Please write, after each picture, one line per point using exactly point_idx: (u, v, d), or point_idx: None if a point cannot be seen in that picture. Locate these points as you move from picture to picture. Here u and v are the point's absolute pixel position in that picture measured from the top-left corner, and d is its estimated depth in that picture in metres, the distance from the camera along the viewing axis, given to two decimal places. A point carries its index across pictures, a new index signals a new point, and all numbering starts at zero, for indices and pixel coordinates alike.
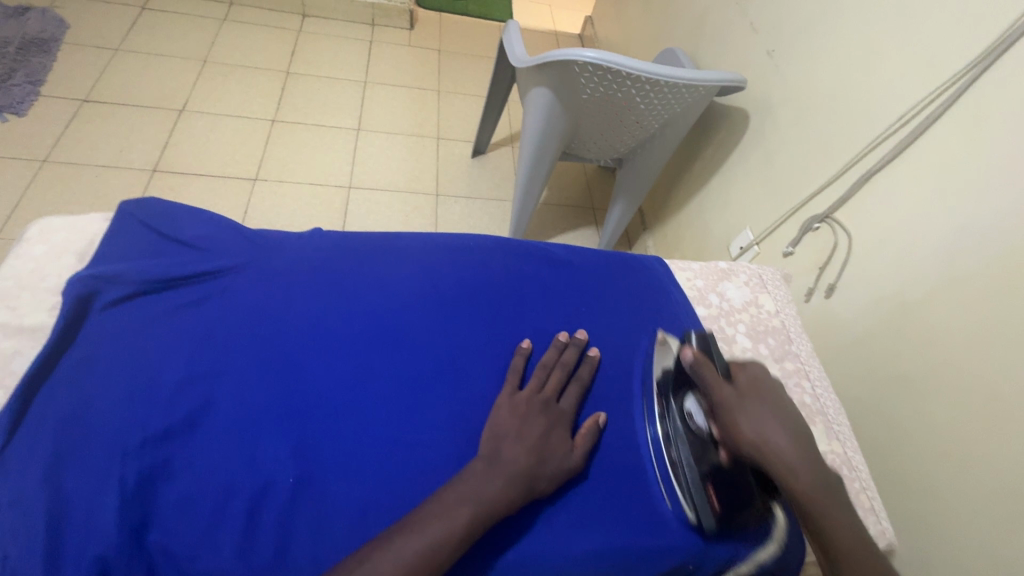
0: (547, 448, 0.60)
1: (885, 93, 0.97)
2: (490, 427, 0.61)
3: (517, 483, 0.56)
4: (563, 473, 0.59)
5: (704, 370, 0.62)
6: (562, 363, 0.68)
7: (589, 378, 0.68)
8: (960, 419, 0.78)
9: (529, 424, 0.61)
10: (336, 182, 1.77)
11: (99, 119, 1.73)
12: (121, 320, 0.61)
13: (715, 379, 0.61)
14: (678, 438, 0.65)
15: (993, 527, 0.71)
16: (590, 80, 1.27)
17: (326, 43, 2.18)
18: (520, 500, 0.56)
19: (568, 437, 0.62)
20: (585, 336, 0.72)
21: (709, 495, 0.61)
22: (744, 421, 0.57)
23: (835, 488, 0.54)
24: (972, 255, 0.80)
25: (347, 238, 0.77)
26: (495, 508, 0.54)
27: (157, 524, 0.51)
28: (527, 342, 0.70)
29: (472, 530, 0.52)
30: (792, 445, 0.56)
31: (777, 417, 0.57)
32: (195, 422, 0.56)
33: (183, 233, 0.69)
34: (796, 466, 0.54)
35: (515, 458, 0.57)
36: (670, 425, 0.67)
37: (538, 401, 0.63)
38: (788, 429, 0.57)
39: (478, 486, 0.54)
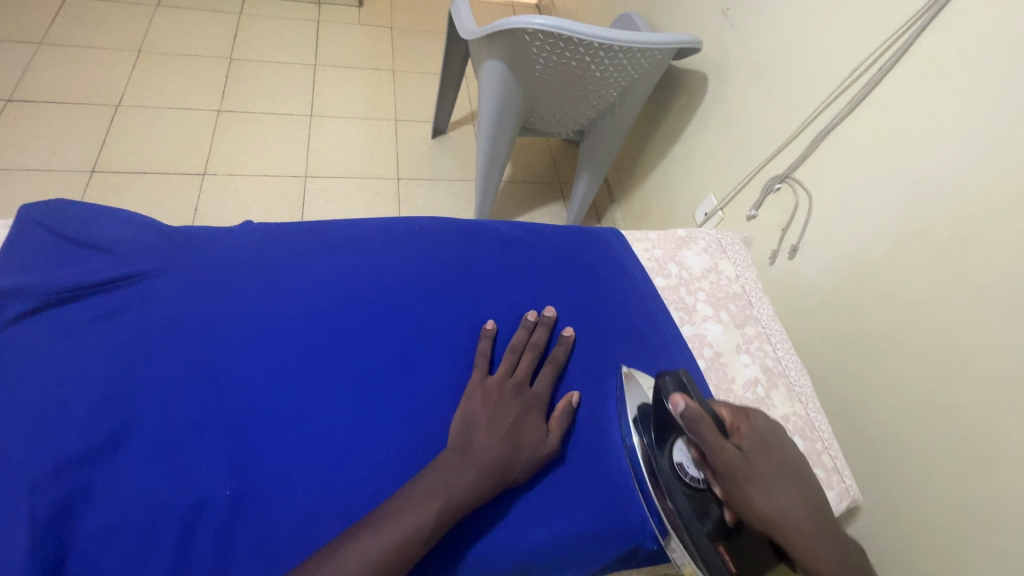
0: (521, 433, 0.59)
1: (839, 47, 0.94)
2: (461, 416, 0.59)
3: (489, 472, 0.54)
4: (539, 459, 0.58)
5: (699, 424, 0.55)
6: (531, 345, 0.67)
7: (562, 358, 0.67)
8: (924, 372, 0.78)
9: (502, 410, 0.60)
10: (291, 172, 1.69)
11: (26, 119, 1.60)
12: (27, 336, 0.56)
13: (715, 438, 0.54)
14: (670, 490, 0.57)
15: (960, 477, 0.72)
16: (542, 49, 1.22)
17: (270, 26, 2.06)
18: (491, 490, 0.54)
19: (542, 420, 0.61)
20: (554, 314, 0.70)
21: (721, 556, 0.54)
22: (757, 491, 0.52)
23: (851, 558, 0.51)
24: (930, 208, 0.80)
25: (281, 231, 0.72)
26: (467, 499, 0.52)
27: (77, 556, 0.47)
28: (493, 324, 0.68)
29: (440, 524, 0.50)
30: (804, 513, 0.52)
31: (788, 483, 0.53)
32: (118, 442, 0.52)
33: (96, 237, 0.64)
34: (815, 539, 0.51)
35: (489, 448, 0.56)
36: (658, 472, 0.59)
37: (510, 385, 0.62)
38: (797, 494, 0.53)
39: (448, 479, 0.52)
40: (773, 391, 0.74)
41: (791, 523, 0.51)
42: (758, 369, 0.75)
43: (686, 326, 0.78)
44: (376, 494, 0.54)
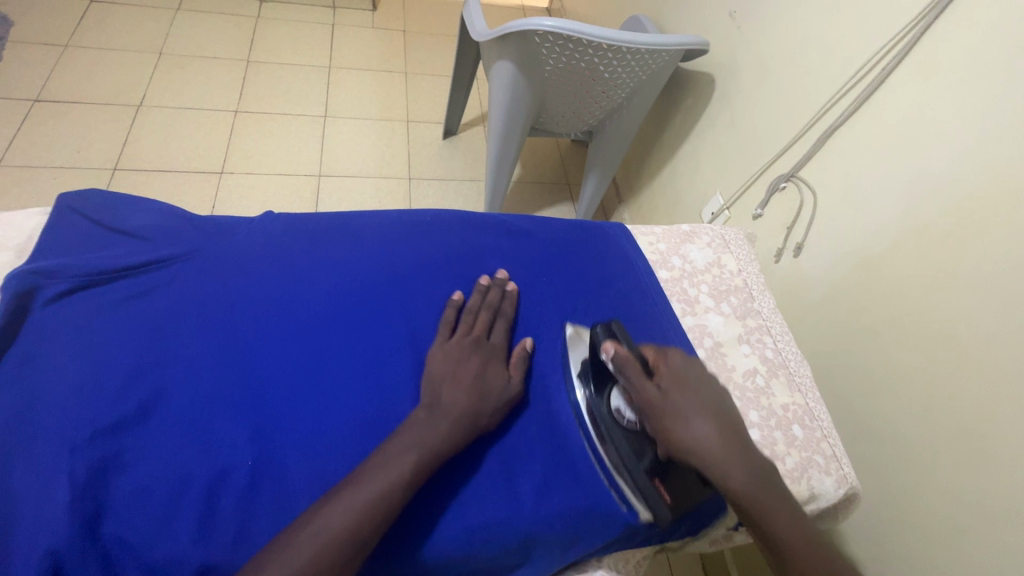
0: (484, 384, 0.62)
1: (843, 49, 0.96)
2: (428, 374, 0.63)
3: (459, 422, 0.58)
4: (504, 404, 0.62)
5: (626, 367, 0.60)
6: (487, 304, 0.70)
7: (514, 313, 0.71)
8: (923, 365, 0.79)
9: (465, 364, 0.63)
10: (306, 171, 1.74)
11: (53, 119, 1.67)
12: (65, 314, 0.60)
13: (637, 377, 0.60)
14: (611, 436, 0.62)
15: (960, 469, 0.74)
16: (552, 51, 1.25)
17: (286, 29, 2.11)
18: (465, 438, 0.58)
19: (503, 370, 0.65)
20: (505, 275, 0.74)
21: (657, 488, 0.59)
22: (679, 424, 0.57)
23: (766, 477, 0.56)
24: (930, 205, 0.81)
25: (299, 220, 0.75)
26: (443, 447, 0.56)
27: (112, 515, 0.50)
28: (457, 293, 0.71)
29: (420, 472, 0.53)
30: (720, 441, 0.57)
31: (703, 411, 0.58)
32: (149, 412, 0.56)
33: (127, 224, 0.68)
34: (730, 463, 0.56)
35: (457, 400, 0.59)
36: (600, 424, 0.63)
37: (469, 342, 0.65)
38: (715, 422, 0.58)
39: (421, 432, 0.56)
40: (773, 380, 0.76)
41: (708, 452, 0.56)
42: (759, 359, 0.77)
43: (688, 317, 0.80)
44: None
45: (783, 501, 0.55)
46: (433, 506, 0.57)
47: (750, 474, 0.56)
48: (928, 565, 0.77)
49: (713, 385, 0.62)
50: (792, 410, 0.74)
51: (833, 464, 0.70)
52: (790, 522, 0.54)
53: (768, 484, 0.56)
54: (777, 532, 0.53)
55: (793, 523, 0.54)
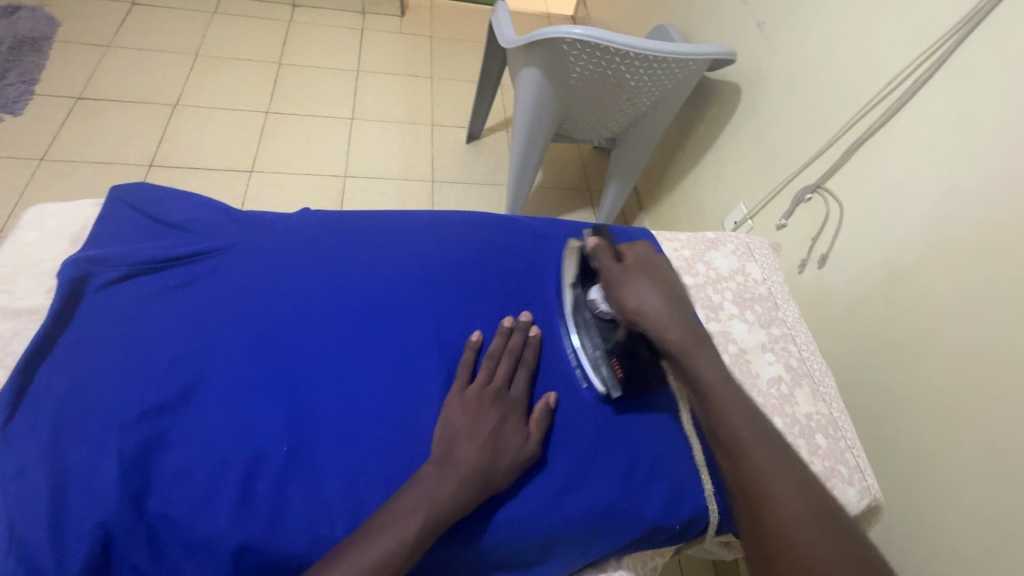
0: (500, 440, 0.60)
1: (872, 61, 0.96)
2: (441, 426, 0.60)
3: (470, 484, 0.56)
4: (519, 464, 0.60)
5: (601, 253, 0.71)
6: (508, 351, 0.68)
7: (535, 361, 0.69)
8: (949, 379, 0.79)
9: (482, 419, 0.61)
10: (332, 171, 1.78)
11: (94, 116, 1.73)
12: (116, 301, 0.63)
13: (608, 260, 0.71)
14: (584, 323, 0.72)
15: (984, 486, 0.73)
16: (579, 58, 1.26)
17: (317, 33, 2.17)
18: (474, 499, 0.56)
19: (523, 425, 0.62)
20: (529, 319, 0.71)
21: (614, 365, 0.68)
22: (630, 292, 0.67)
23: (703, 340, 0.65)
24: (959, 217, 0.81)
25: (335, 218, 0.78)
26: (449, 509, 0.54)
27: (156, 492, 0.52)
28: (476, 334, 0.69)
29: (424, 536, 0.52)
30: (665, 306, 0.66)
31: (656, 288, 0.68)
32: (191, 396, 0.58)
33: (173, 217, 0.72)
34: (669, 323, 0.65)
35: (468, 457, 0.57)
36: (579, 315, 0.72)
37: (489, 394, 0.63)
38: (664, 297, 0.67)
39: (429, 492, 0.54)
40: (796, 389, 0.76)
41: (654, 315, 0.66)
42: (783, 367, 0.78)
43: (713, 324, 0.81)
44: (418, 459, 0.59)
45: (715, 361, 0.63)
46: None
47: (689, 336, 0.64)
48: None
49: (672, 275, 0.72)
50: (816, 420, 0.74)
51: (856, 475, 0.69)
52: (734, 401, 0.59)
53: (707, 348, 0.64)
54: (724, 411, 0.58)
55: (721, 376, 0.61)
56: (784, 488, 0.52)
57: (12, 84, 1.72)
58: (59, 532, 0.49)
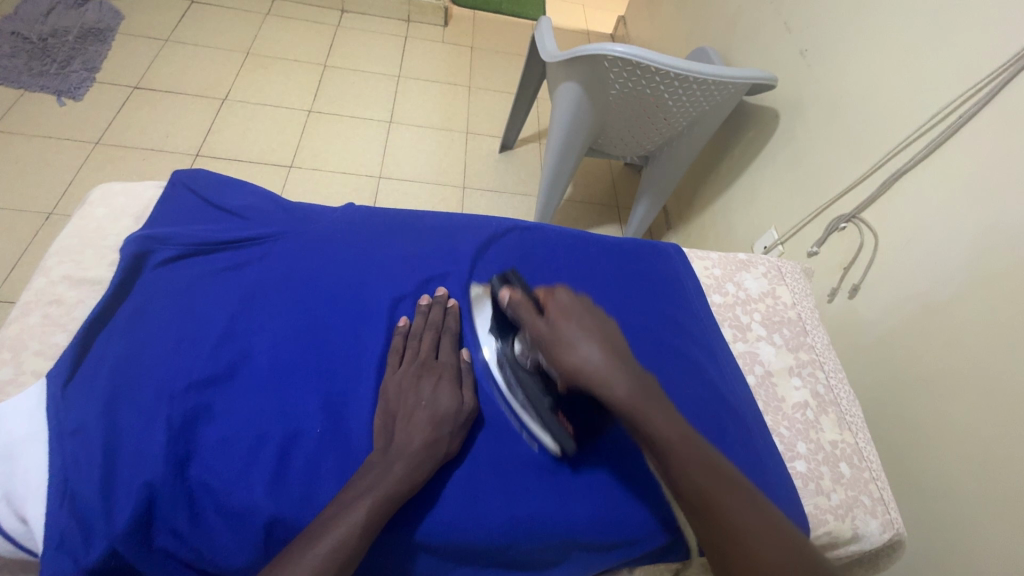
0: (437, 404, 0.61)
1: (915, 94, 0.96)
2: (382, 408, 0.62)
3: (418, 453, 0.57)
4: (461, 422, 0.61)
5: (519, 307, 0.64)
6: (428, 324, 0.69)
7: (456, 327, 0.70)
8: (980, 419, 0.77)
9: (414, 395, 0.62)
10: (368, 171, 1.83)
11: (149, 105, 1.82)
12: (172, 278, 0.67)
13: (530, 316, 0.62)
14: (518, 379, 0.65)
15: (1011, 531, 0.71)
16: (620, 76, 1.28)
17: (363, 38, 2.24)
18: (430, 468, 0.57)
19: (456, 388, 0.64)
20: (443, 291, 0.72)
21: (559, 420, 0.62)
22: (566, 348, 0.58)
23: (649, 388, 0.57)
24: (999, 255, 0.79)
25: (378, 213, 0.81)
26: (402, 489, 0.54)
27: (199, 461, 0.55)
28: (402, 317, 0.70)
29: (380, 515, 0.52)
30: (604, 358, 0.57)
31: (593, 337, 0.59)
32: (235, 372, 0.61)
33: (228, 202, 0.75)
34: (616, 381, 0.56)
35: (411, 436, 0.58)
36: (507, 371, 0.67)
37: (415, 370, 0.64)
38: (599, 345, 0.59)
39: (377, 473, 0.54)
40: (822, 416, 0.75)
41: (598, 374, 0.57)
42: (809, 393, 0.77)
43: (739, 343, 0.81)
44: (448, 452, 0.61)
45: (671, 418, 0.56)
46: (483, 494, 0.60)
47: (635, 386, 0.57)
48: None
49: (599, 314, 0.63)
50: (841, 448, 0.73)
51: (879, 507, 0.68)
52: (683, 438, 0.55)
53: (688, 439, 0.55)
54: (679, 461, 0.54)
55: (681, 436, 0.55)
56: (737, 506, 0.52)
57: (76, 71, 1.82)
58: (108, 489, 0.52)
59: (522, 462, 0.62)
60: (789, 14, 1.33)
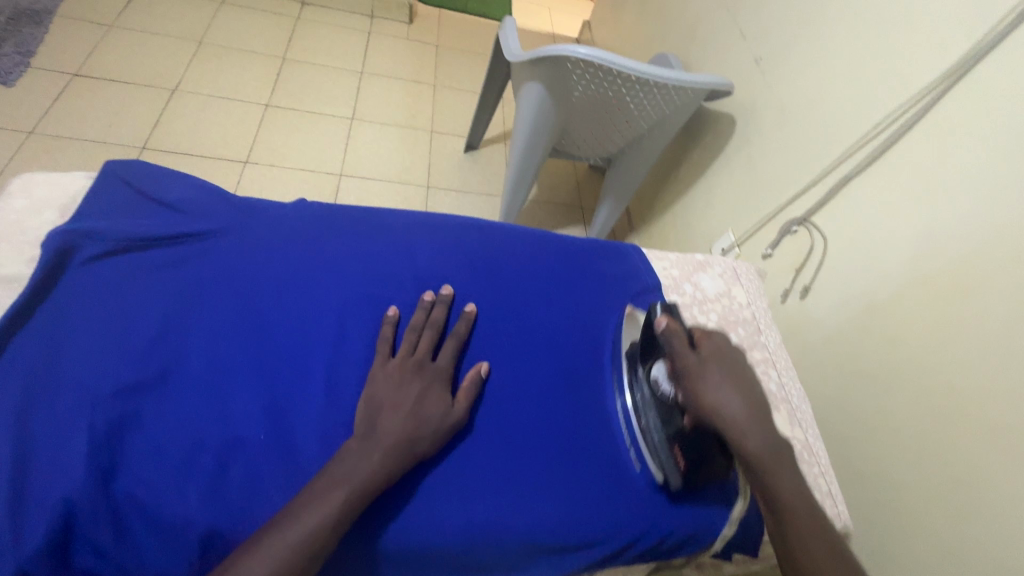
0: (424, 407, 0.60)
1: (860, 104, 1.00)
2: (366, 398, 0.60)
3: (395, 454, 0.55)
4: (444, 430, 0.60)
5: (673, 337, 0.64)
6: (431, 323, 0.68)
7: (465, 333, 0.69)
8: (920, 414, 0.80)
9: (403, 390, 0.60)
10: (328, 169, 1.77)
11: (89, 93, 1.71)
12: (100, 275, 0.62)
13: (682, 346, 0.64)
14: (646, 406, 0.66)
15: (947, 521, 0.74)
16: (582, 77, 1.29)
17: (324, 32, 2.18)
18: (400, 469, 0.55)
19: (448, 394, 0.63)
20: (451, 292, 0.71)
21: (675, 455, 0.62)
22: (705, 389, 0.61)
23: (782, 452, 0.59)
24: (937, 257, 0.83)
25: (330, 209, 0.78)
26: (374, 484, 0.53)
27: (126, 472, 0.51)
28: (394, 309, 0.68)
29: (350, 508, 0.51)
30: (745, 410, 0.60)
31: (734, 387, 0.61)
32: (169, 376, 0.57)
33: (166, 195, 0.71)
34: (748, 432, 0.59)
35: (391, 431, 0.56)
36: (640, 392, 0.67)
37: (410, 364, 0.63)
38: (743, 397, 0.62)
39: (352, 466, 0.53)
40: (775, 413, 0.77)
41: (733, 416, 0.60)
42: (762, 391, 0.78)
43: None
44: None
45: (796, 478, 0.58)
46: (437, 500, 0.58)
47: (764, 446, 0.59)
48: None
49: (747, 368, 0.65)
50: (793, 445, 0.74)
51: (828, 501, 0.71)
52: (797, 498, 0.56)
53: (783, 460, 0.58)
54: (787, 504, 0.56)
55: (806, 504, 0.56)
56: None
57: (7, 54, 1.70)
58: (19, 506, 0.47)
59: (478, 468, 0.61)
60: (744, 23, 1.37)
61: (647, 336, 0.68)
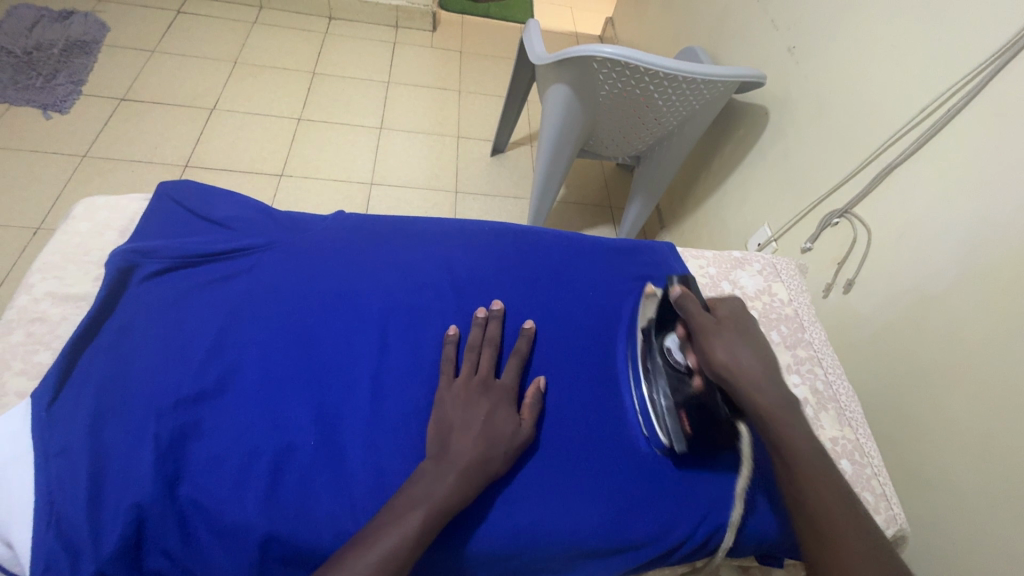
0: (494, 427, 0.60)
1: (902, 89, 0.96)
2: (436, 421, 0.61)
3: (470, 475, 0.56)
4: (515, 449, 0.60)
5: (687, 302, 0.69)
6: (488, 341, 0.68)
7: (526, 350, 0.69)
8: (982, 414, 0.76)
9: (471, 410, 0.61)
10: (359, 178, 1.82)
11: (135, 116, 1.80)
12: (158, 291, 0.66)
13: (696, 309, 0.68)
14: (656, 370, 0.69)
15: (1012, 525, 0.70)
16: (609, 76, 1.28)
17: (351, 45, 2.24)
18: (476, 491, 0.56)
19: (514, 411, 0.63)
20: (502, 307, 0.72)
21: (680, 418, 0.64)
22: (719, 346, 0.63)
23: (797, 411, 0.59)
24: (993, 246, 0.79)
25: (366, 221, 0.80)
26: (452, 505, 0.54)
27: (188, 479, 0.54)
28: (454, 329, 0.69)
29: (430, 528, 0.52)
30: (760, 368, 0.62)
31: (749, 348, 0.64)
32: (225, 387, 0.60)
33: (214, 213, 0.75)
34: (762, 384, 0.60)
35: (464, 452, 0.57)
36: (650, 361, 0.70)
37: (475, 384, 0.63)
38: (759, 358, 0.63)
39: (430, 487, 0.54)
40: (822, 413, 0.75)
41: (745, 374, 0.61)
42: (808, 390, 0.76)
43: None
44: None
45: (810, 436, 0.57)
46: (477, 508, 0.58)
47: (776, 402, 0.59)
48: None
49: (763, 336, 0.67)
50: (841, 445, 0.72)
51: (882, 503, 0.68)
52: (810, 449, 0.55)
53: (796, 417, 0.58)
54: (795, 450, 0.55)
55: (817, 456, 0.55)
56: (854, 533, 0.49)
57: (61, 84, 1.81)
58: (94, 510, 0.50)
59: (524, 474, 0.61)
60: (776, 12, 1.33)
61: (659, 305, 0.73)
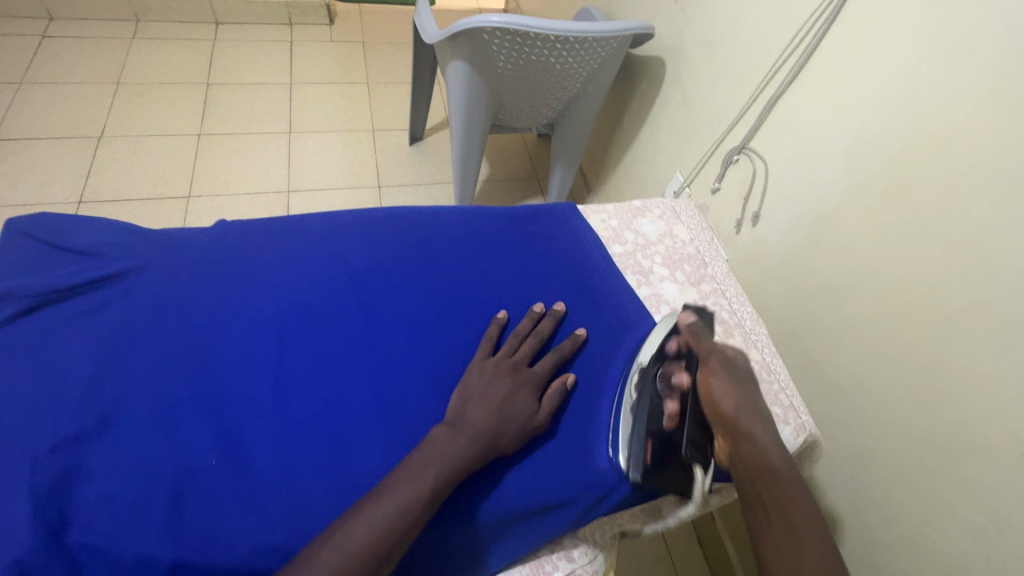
0: (510, 407, 0.61)
1: (774, 22, 0.99)
2: (460, 389, 0.63)
3: (481, 443, 0.57)
4: (526, 432, 0.61)
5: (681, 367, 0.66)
6: (536, 332, 0.70)
7: (569, 349, 0.69)
8: (879, 316, 0.81)
9: (495, 386, 0.62)
10: (275, 187, 1.74)
11: (12, 157, 1.65)
12: (19, 335, 0.61)
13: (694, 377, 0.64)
14: (633, 433, 0.63)
15: (914, 411, 0.76)
16: (502, 46, 1.26)
17: (245, 48, 2.11)
18: (483, 459, 0.57)
19: (535, 398, 0.64)
20: (562, 308, 0.74)
21: None
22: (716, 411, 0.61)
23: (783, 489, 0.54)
24: (869, 158, 0.84)
25: (249, 227, 0.76)
26: (462, 467, 0.55)
27: (77, 523, 0.51)
28: (504, 313, 0.72)
29: (439, 490, 0.53)
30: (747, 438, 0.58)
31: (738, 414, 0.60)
32: (110, 422, 0.56)
33: (77, 242, 0.69)
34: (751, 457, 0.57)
35: (480, 421, 0.59)
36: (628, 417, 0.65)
37: (508, 364, 0.65)
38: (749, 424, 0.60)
39: (445, 449, 0.56)
40: (729, 340, 0.78)
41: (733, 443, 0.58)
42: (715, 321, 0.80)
43: (644, 288, 0.83)
44: (353, 456, 0.58)
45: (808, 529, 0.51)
46: None
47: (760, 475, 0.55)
48: (903, 510, 0.78)
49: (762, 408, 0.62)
50: (750, 366, 0.76)
51: (791, 414, 0.72)
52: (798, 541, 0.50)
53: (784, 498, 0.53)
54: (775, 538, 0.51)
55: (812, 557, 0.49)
56: None
57: None
58: None
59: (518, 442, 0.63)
60: None
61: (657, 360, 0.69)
